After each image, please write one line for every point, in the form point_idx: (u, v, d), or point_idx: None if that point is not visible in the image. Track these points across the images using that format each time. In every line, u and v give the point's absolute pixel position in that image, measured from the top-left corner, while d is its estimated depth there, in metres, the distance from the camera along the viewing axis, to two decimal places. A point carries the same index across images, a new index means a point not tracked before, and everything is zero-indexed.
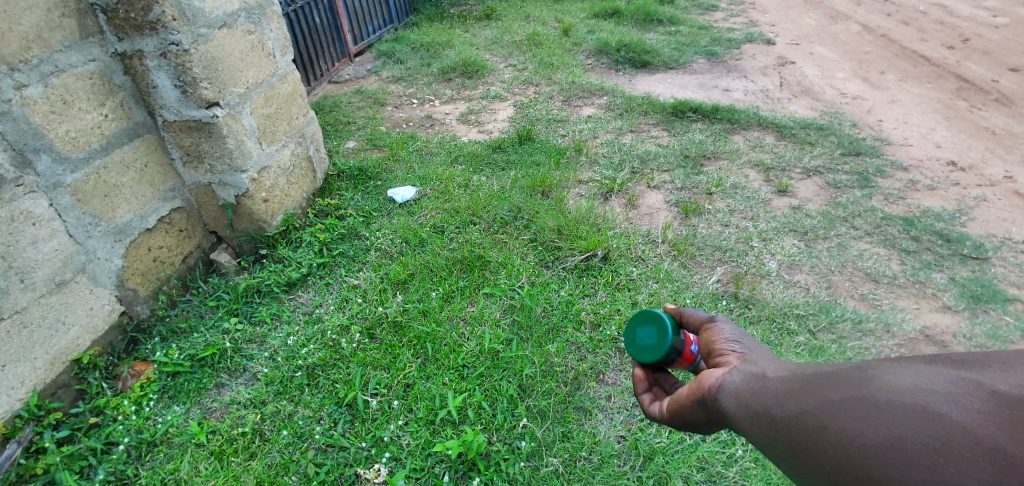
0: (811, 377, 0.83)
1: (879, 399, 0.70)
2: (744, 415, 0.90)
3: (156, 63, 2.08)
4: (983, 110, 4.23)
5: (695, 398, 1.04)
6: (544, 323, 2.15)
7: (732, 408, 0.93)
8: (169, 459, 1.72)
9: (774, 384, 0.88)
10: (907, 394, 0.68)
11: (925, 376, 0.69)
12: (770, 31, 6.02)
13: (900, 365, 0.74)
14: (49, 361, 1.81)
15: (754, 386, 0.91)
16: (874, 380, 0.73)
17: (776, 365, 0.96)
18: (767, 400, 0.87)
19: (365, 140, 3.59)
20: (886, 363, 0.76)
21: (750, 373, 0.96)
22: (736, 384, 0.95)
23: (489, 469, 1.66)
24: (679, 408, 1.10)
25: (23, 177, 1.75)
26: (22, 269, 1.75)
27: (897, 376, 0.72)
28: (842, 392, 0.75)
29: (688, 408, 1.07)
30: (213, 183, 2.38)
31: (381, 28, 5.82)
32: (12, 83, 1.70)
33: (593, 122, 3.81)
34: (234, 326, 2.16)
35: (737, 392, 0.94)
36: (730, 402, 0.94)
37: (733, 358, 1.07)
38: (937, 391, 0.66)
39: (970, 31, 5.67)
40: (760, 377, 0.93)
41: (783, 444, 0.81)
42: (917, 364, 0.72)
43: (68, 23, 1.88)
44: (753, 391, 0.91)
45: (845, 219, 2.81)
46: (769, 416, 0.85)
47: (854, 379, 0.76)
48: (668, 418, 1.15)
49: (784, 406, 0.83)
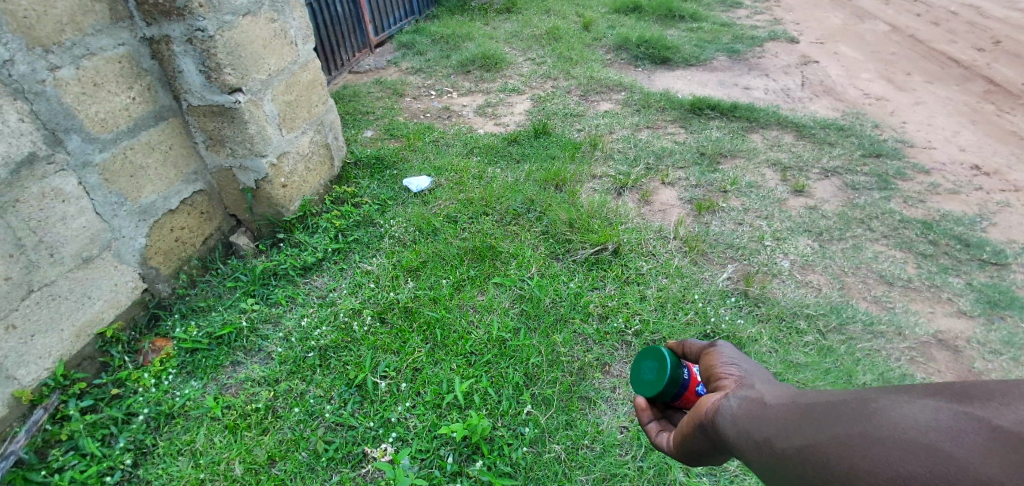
0: (816, 409, 0.80)
1: (881, 436, 0.67)
2: (746, 444, 0.88)
3: (182, 48, 2.14)
4: (1012, 114, 4.13)
5: (697, 425, 1.02)
6: (552, 314, 2.18)
7: (734, 436, 0.91)
8: (185, 431, 1.78)
9: (776, 414, 0.86)
10: (910, 431, 0.65)
11: (929, 410, 0.66)
12: (794, 29, 5.94)
13: (903, 398, 0.70)
14: (75, 333, 1.89)
15: (756, 415, 0.90)
16: (876, 414, 0.70)
17: (776, 391, 0.94)
18: (770, 430, 0.84)
19: (382, 130, 3.64)
20: (889, 395, 0.72)
21: (750, 400, 0.94)
22: (737, 410, 0.94)
23: (492, 453, 1.69)
24: (684, 438, 1.08)
25: (54, 155, 1.82)
26: (52, 244, 1.83)
27: (899, 409, 0.68)
28: (846, 427, 0.73)
29: (692, 437, 1.05)
30: (234, 167, 2.44)
31: (403, 19, 5.86)
32: (45, 64, 1.76)
33: (610, 117, 3.81)
34: (250, 306, 2.22)
35: (738, 419, 0.92)
36: (731, 429, 0.92)
37: (732, 381, 1.05)
38: (939, 428, 0.63)
39: (1002, 33, 5.53)
40: (761, 405, 0.91)
41: (788, 479, 0.79)
42: (920, 395, 0.69)
43: (99, 7, 1.95)
44: (755, 419, 0.89)
45: (861, 221, 2.78)
46: (772, 447, 0.82)
47: (855, 412, 0.73)
48: (676, 451, 1.12)
49: (788, 438, 0.81)
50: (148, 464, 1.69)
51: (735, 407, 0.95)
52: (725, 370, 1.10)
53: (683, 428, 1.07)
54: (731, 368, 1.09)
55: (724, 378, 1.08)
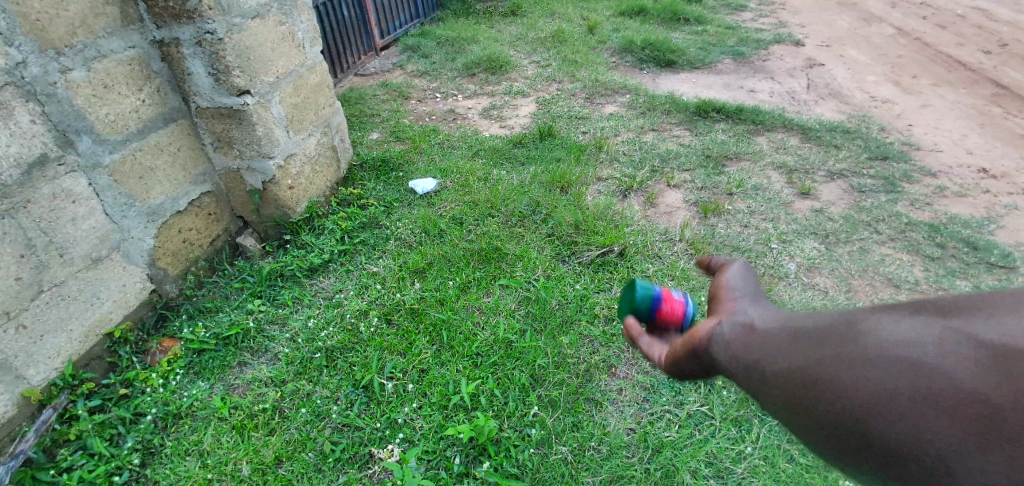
0: (803, 326, 0.80)
1: (871, 356, 0.68)
2: (733, 370, 0.86)
3: (191, 51, 2.16)
4: (1019, 117, 4.11)
5: (691, 348, 0.97)
6: (558, 316, 2.18)
7: (720, 360, 0.89)
8: (193, 431, 1.79)
9: (763, 334, 0.85)
10: (901, 350, 0.65)
11: (917, 326, 0.67)
12: (799, 32, 5.93)
13: (889, 317, 0.71)
14: (84, 333, 1.90)
15: (745, 340, 0.86)
16: (863, 335, 0.70)
17: (766, 314, 0.91)
18: (756, 349, 0.84)
19: (388, 132, 3.65)
20: (874, 315, 0.72)
21: (739, 324, 0.91)
22: (727, 337, 0.90)
23: (499, 454, 1.69)
24: (677, 359, 1.03)
25: (65, 157, 1.83)
26: (62, 244, 1.84)
27: (887, 325, 0.69)
28: (835, 349, 0.72)
29: (684, 360, 1.00)
30: (241, 168, 2.46)
31: (408, 22, 5.88)
32: (57, 67, 1.78)
33: (615, 120, 3.81)
34: (257, 307, 2.23)
35: (729, 346, 0.88)
36: (721, 356, 0.89)
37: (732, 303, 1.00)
38: (926, 343, 0.64)
39: (1009, 36, 5.51)
40: (751, 329, 0.88)
41: (778, 401, 0.78)
42: (906, 315, 0.69)
43: (110, 10, 1.96)
44: (743, 343, 0.86)
45: (868, 223, 2.77)
46: (762, 371, 0.81)
47: (841, 329, 0.74)
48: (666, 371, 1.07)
49: (775, 361, 0.79)
50: (156, 464, 1.70)
51: (727, 333, 0.91)
52: (728, 294, 1.04)
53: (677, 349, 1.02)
54: (731, 291, 1.05)
55: (725, 301, 1.02)
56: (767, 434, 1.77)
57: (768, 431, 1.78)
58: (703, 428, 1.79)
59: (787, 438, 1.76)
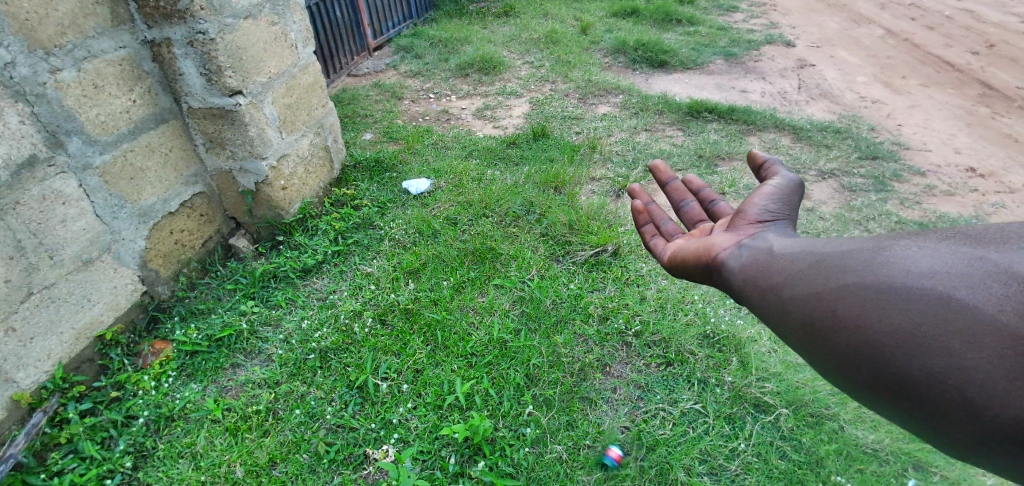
0: (831, 262, 0.96)
1: (896, 285, 0.83)
2: (757, 295, 1.07)
3: (182, 51, 2.15)
4: (1006, 117, 4.16)
5: (705, 262, 1.25)
6: (552, 315, 2.18)
7: (742, 283, 1.12)
8: (185, 433, 1.78)
9: (785, 265, 1.05)
10: (923, 279, 0.81)
11: (942, 259, 0.81)
12: (790, 33, 5.98)
13: (915, 248, 0.86)
14: (74, 336, 1.89)
15: (766, 268, 1.09)
16: (890, 264, 0.87)
17: (787, 241, 1.13)
18: (787, 283, 1.02)
19: (381, 133, 3.65)
20: (901, 247, 0.88)
21: (760, 249, 1.15)
22: (747, 258, 1.15)
23: (493, 454, 1.69)
24: (686, 264, 1.32)
25: (54, 157, 1.82)
26: (51, 245, 1.82)
27: (916, 259, 0.84)
28: (859, 277, 0.89)
29: (695, 268, 1.28)
30: (234, 169, 2.44)
31: (401, 23, 5.88)
32: (47, 67, 1.77)
33: (608, 120, 3.83)
34: (250, 309, 2.22)
35: (746, 270, 1.13)
36: (739, 275, 1.14)
37: (748, 226, 1.23)
38: (954, 277, 0.78)
39: (996, 37, 5.58)
40: (769, 258, 1.10)
41: (799, 322, 0.97)
42: (931, 246, 0.85)
43: (101, 10, 1.95)
44: (768, 273, 1.07)
45: (859, 222, 2.80)
46: (787, 297, 1.00)
47: (868, 263, 0.90)
48: (672, 269, 1.37)
49: (802, 290, 0.98)
50: (148, 467, 1.69)
51: (742, 259, 1.16)
52: (751, 211, 1.25)
53: (691, 258, 1.30)
54: (756, 206, 1.26)
55: (745, 218, 1.25)
56: (759, 431, 1.78)
57: (761, 428, 1.79)
58: (696, 426, 1.80)
59: (780, 434, 1.77)
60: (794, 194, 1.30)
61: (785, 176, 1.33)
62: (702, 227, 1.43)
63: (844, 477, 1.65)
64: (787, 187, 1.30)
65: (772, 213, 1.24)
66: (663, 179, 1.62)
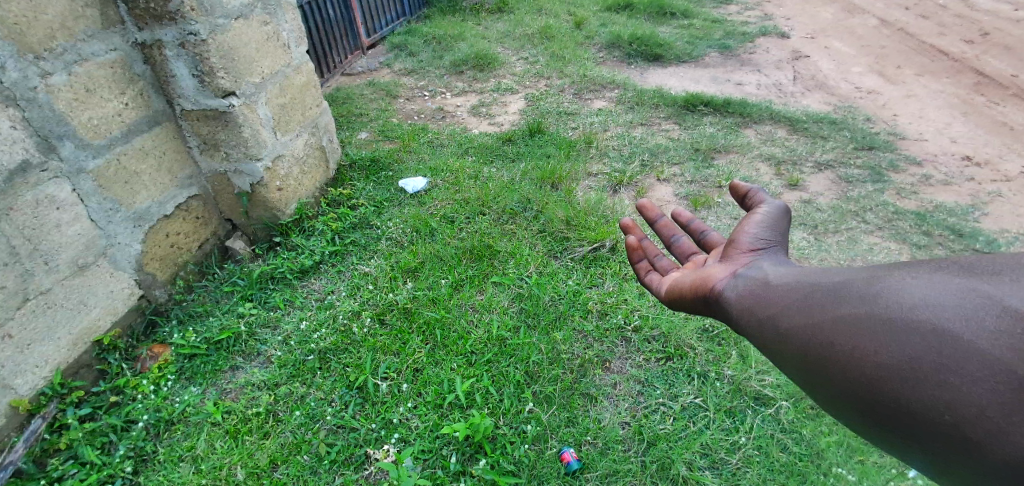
0: (827, 292, 0.97)
1: (891, 316, 0.84)
2: (754, 323, 1.09)
3: (175, 53, 2.14)
4: (1001, 105, 4.17)
5: (701, 294, 1.26)
6: (551, 311, 2.18)
7: (740, 313, 1.13)
8: (186, 437, 1.77)
9: (782, 296, 1.06)
10: (918, 311, 0.82)
11: (936, 291, 0.82)
12: (785, 24, 5.97)
13: (910, 279, 0.88)
14: (71, 341, 1.88)
15: (761, 297, 1.11)
16: (885, 295, 0.88)
17: (781, 271, 1.15)
18: (784, 315, 1.03)
19: (377, 131, 3.63)
20: (896, 277, 0.90)
21: (755, 280, 1.16)
22: (743, 288, 1.16)
23: (495, 452, 1.69)
24: (683, 299, 1.32)
25: (47, 162, 1.81)
26: (46, 252, 1.81)
27: (910, 291, 0.85)
28: (855, 308, 0.90)
29: (692, 302, 1.29)
30: (229, 171, 2.43)
31: (395, 21, 5.86)
32: (37, 71, 1.75)
33: (604, 115, 3.82)
34: (248, 310, 2.22)
35: (743, 299, 1.14)
36: (736, 305, 1.15)
37: (743, 256, 1.26)
38: (948, 310, 0.79)
39: (990, 25, 5.58)
40: (765, 287, 1.13)
41: (796, 352, 0.98)
42: (927, 278, 0.86)
43: (91, 12, 1.93)
44: (765, 302, 1.09)
45: (856, 213, 2.80)
46: (783, 326, 1.02)
47: (864, 295, 0.91)
48: (670, 303, 1.38)
49: (798, 320, 0.99)
50: (149, 471, 1.68)
51: (740, 287, 1.18)
52: (745, 242, 1.28)
53: (687, 292, 1.31)
54: (748, 237, 1.29)
55: (739, 249, 1.28)
56: (760, 424, 1.78)
57: (762, 421, 1.79)
58: (697, 420, 1.81)
59: (780, 427, 1.77)
60: (783, 220, 1.33)
61: (772, 204, 1.36)
62: (698, 260, 1.46)
63: (846, 468, 1.65)
64: (775, 214, 1.33)
65: (764, 242, 1.27)
66: (652, 216, 1.62)
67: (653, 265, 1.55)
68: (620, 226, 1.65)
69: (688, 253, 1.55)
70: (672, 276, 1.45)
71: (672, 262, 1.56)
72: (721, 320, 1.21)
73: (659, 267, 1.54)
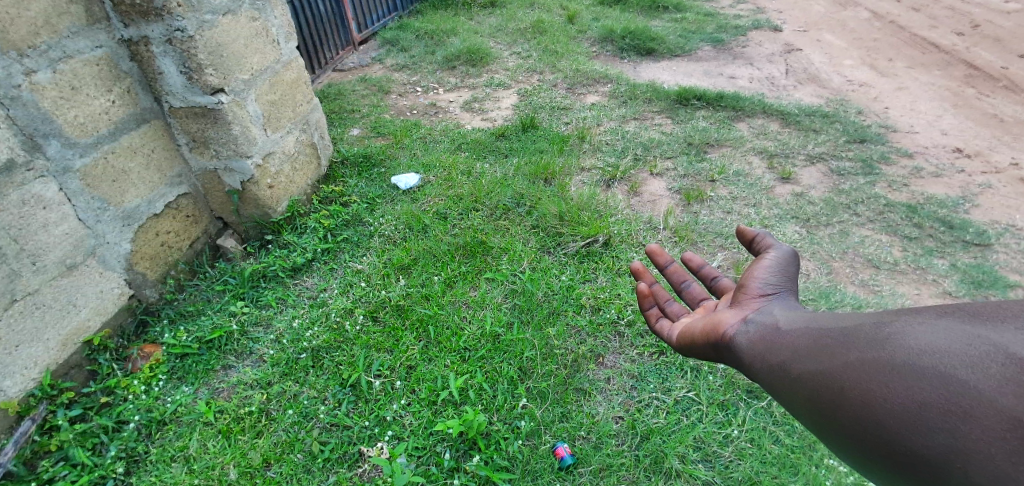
0: (836, 336, 0.99)
1: (898, 362, 0.85)
2: (765, 367, 1.09)
3: (162, 49, 2.11)
4: (991, 97, 4.19)
5: (712, 341, 1.26)
6: (544, 307, 2.18)
7: (752, 359, 1.13)
8: (178, 437, 1.76)
9: (792, 340, 1.07)
10: (923, 357, 0.83)
11: (943, 337, 0.83)
12: (777, 17, 5.97)
13: (916, 323, 0.89)
14: (61, 342, 1.86)
15: (772, 342, 1.11)
16: (891, 340, 0.89)
17: (790, 316, 1.16)
18: (794, 360, 1.04)
19: (368, 127, 3.61)
20: (902, 321, 0.91)
21: (765, 325, 1.17)
22: (755, 335, 1.16)
23: (489, 448, 1.69)
24: (694, 346, 1.32)
25: (33, 161, 1.78)
26: (34, 251, 1.79)
27: (917, 335, 0.86)
28: (863, 354, 0.91)
29: (704, 349, 1.29)
30: (219, 169, 2.41)
31: (386, 16, 5.83)
32: (21, 69, 1.72)
33: (597, 110, 3.81)
34: (240, 309, 2.20)
35: (754, 344, 1.15)
36: (749, 352, 1.15)
37: (753, 303, 1.26)
38: (954, 356, 0.80)
39: (981, 17, 5.60)
40: (774, 333, 1.13)
41: (807, 396, 0.98)
42: (932, 321, 0.87)
43: (74, 9, 1.91)
44: (776, 345, 1.10)
45: (848, 206, 2.81)
46: (794, 370, 1.03)
47: (872, 339, 0.92)
48: (681, 350, 1.38)
49: (808, 364, 1.00)
50: (141, 472, 1.67)
51: (750, 333, 1.18)
52: (754, 288, 1.28)
53: (697, 339, 1.31)
54: (758, 282, 1.29)
55: (748, 295, 1.28)
56: (753, 417, 1.79)
57: (754, 414, 1.80)
58: (690, 413, 1.81)
59: (772, 420, 1.79)
60: (791, 264, 1.33)
61: (780, 248, 1.36)
62: (708, 306, 1.45)
63: (836, 460, 1.67)
64: (784, 259, 1.33)
65: (774, 288, 1.27)
66: (661, 261, 1.61)
67: (663, 311, 1.53)
68: (630, 270, 1.63)
69: (699, 299, 1.53)
70: (683, 321, 1.44)
71: (683, 307, 1.53)
72: (732, 365, 1.21)
73: (670, 313, 1.52)
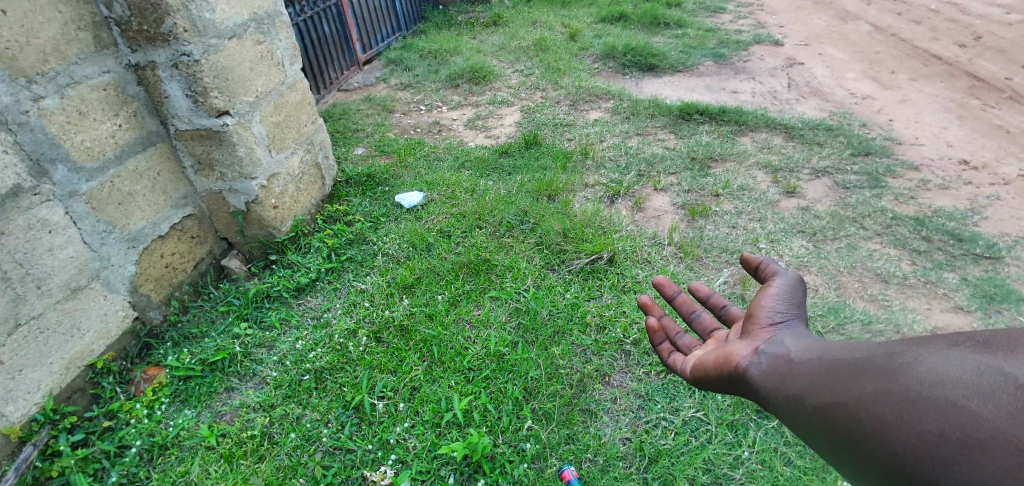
0: (849, 367, 0.97)
1: (912, 395, 0.83)
2: (781, 399, 1.07)
3: (168, 73, 2.14)
4: (997, 108, 4.17)
5: (725, 373, 1.24)
6: (549, 326, 2.16)
7: (767, 392, 1.11)
8: (180, 462, 1.74)
9: (805, 371, 1.05)
10: (937, 388, 0.81)
11: (953, 366, 0.82)
12: (779, 32, 6.00)
13: (927, 352, 0.87)
14: (65, 366, 1.86)
15: (786, 372, 1.09)
16: (903, 372, 0.87)
17: (802, 346, 1.14)
18: (808, 391, 1.02)
19: (373, 146, 3.63)
20: (914, 350, 0.89)
21: (778, 356, 1.14)
22: (768, 367, 1.14)
23: (494, 471, 1.67)
24: (708, 380, 1.30)
25: (39, 186, 1.79)
26: (38, 275, 1.80)
27: (928, 365, 0.84)
28: (876, 386, 0.90)
29: (718, 383, 1.27)
30: (224, 190, 2.43)
31: (390, 36, 5.90)
32: (29, 95, 1.75)
33: (600, 126, 3.82)
34: (244, 331, 2.19)
35: (769, 375, 1.13)
36: (763, 385, 1.13)
37: (762, 333, 1.24)
38: (966, 386, 0.78)
39: (983, 28, 5.60)
40: (786, 363, 1.11)
41: (824, 429, 0.96)
42: (942, 348, 0.85)
43: (83, 36, 1.94)
44: (789, 376, 1.08)
45: (854, 219, 2.78)
46: (808, 402, 1.01)
47: (885, 371, 0.90)
48: (695, 383, 1.35)
49: (822, 396, 0.98)
50: None
51: (764, 364, 1.15)
52: (764, 318, 1.27)
53: (711, 374, 1.28)
54: (768, 311, 1.27)
55: (758, 325, 1.26)
56: (763, 438, 1.75)
57: (765, 435, 1.76)
58: (699, 434, 1.78)
59: (783, 440, 1.75)
60: (799, 292, 1.32)
61: (785, 275, 1.35)
62: (720, 336, 1.43)
63: None
64: (791, 286, 1.32)
65: (782, 317, 1.26)
66: (668, 292, 1.58)
67: (674, 345, 1.51)
68: (639, 304, 1.60)
69: (710, 329, 1.51)
70: (696, 354, 1.41)
71: (694, 339, 1.51)
72: (748, 397, 1.19)
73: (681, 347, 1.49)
